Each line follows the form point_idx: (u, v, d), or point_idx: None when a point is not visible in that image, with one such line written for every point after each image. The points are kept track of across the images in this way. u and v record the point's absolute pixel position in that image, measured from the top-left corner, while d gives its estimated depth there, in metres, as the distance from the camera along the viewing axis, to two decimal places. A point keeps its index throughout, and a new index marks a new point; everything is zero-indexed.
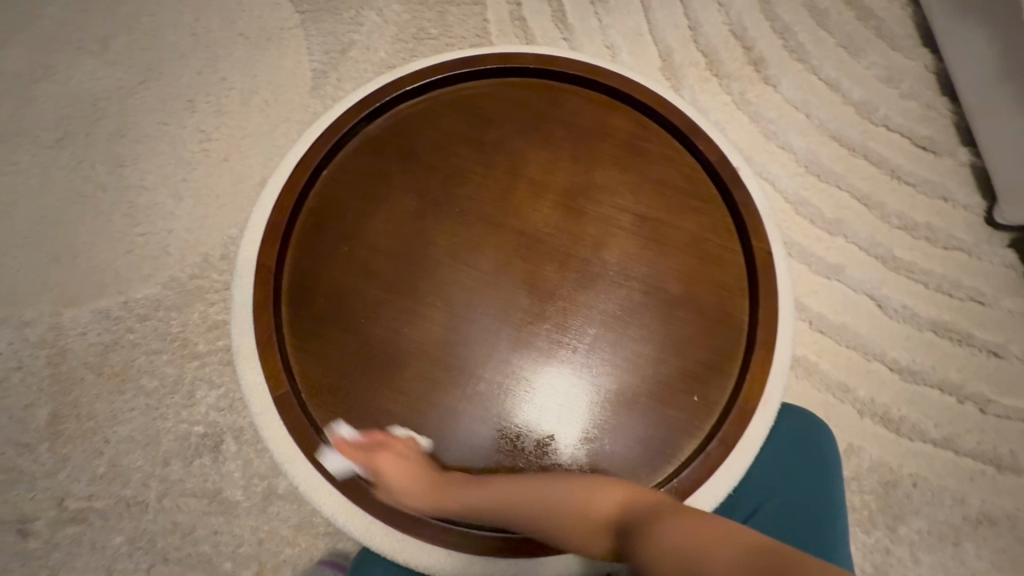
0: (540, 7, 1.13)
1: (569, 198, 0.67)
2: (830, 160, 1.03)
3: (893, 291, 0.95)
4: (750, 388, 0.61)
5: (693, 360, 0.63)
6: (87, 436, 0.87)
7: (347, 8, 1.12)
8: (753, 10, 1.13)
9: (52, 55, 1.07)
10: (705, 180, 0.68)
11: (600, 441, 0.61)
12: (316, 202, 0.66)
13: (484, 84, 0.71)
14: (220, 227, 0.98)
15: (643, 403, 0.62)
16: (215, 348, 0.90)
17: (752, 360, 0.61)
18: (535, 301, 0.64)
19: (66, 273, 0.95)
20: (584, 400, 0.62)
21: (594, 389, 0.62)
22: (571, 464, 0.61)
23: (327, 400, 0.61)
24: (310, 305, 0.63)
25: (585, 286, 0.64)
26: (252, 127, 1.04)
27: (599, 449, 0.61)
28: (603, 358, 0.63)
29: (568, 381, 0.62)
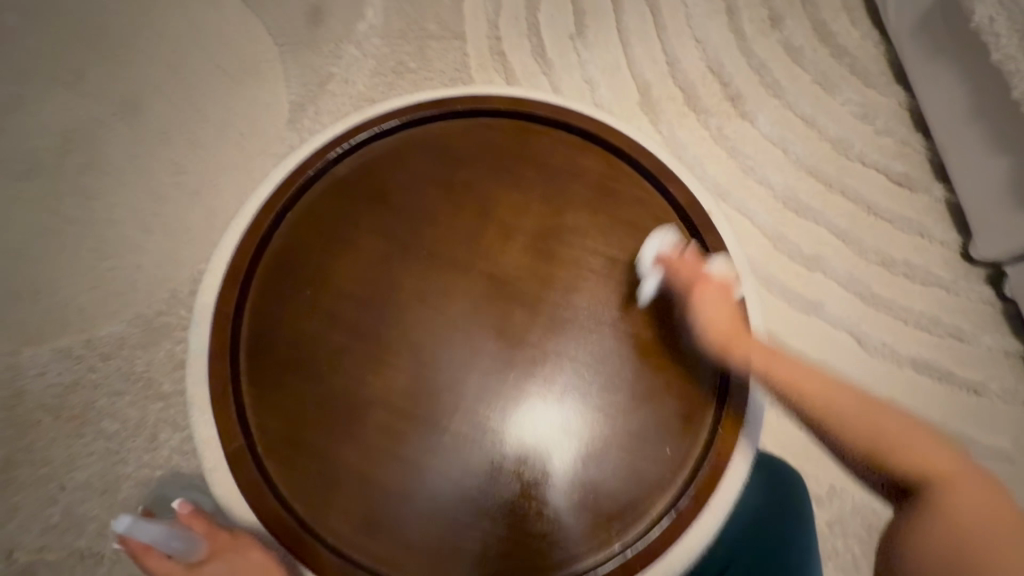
0: (520, 42, 1.15)
1: (540, 240, 0.66)
2: (807, 195, 1.03)
3: (873, 328, 0.95)
4: (723, 441, 0.59)
5: (667, 405, 0.61)
6: (41, 483, 0.83)
7: (328, 42, 1.13)
8: (729, 47, 1.15)
9: (24, 85, 1.06)
10: (678, 224, 0.67)
11: (571, 494, 0.58)
12: (280, 244, 0.64)
13: (455, 124, 0.71)
14: (191, 262, 0.96)
15: (619, 448, 0.60)
16: (181, 388, 0.88)
17: (724, 410, 0.61)
18: (503, 345, 0.62)
19: (27, 309, 0.92)
20: (559, 445, 0.60)
21: (566, 438, 0.60)
22: (541, 521, 0.58)
23: (283, 453, 0.58)
24: (270, 351, 0.61)
25: (557, 328, 0.63)
26: (228, 160, 1.04)
27: (573, 498, 0.58)
28: (577, 399, 0.61)
29: (538, 429, 0.60)
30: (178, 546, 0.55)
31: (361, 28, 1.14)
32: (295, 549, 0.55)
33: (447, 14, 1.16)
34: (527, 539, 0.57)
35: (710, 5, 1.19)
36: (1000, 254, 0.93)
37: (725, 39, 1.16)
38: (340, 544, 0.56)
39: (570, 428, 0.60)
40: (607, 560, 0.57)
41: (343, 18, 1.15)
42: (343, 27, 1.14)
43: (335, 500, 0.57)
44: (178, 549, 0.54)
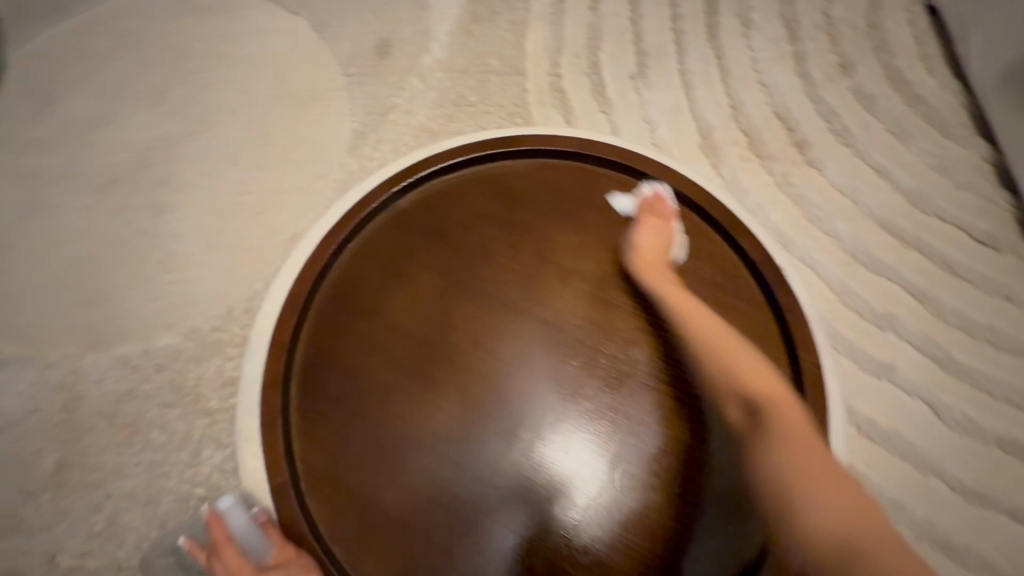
0: (580, 79, 1.15)
1: (547, 243, 0.66)
2: (879, 249, 0.98)
3: (951, 398, 0.87)
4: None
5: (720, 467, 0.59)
6: (89, 489, 0.84)
7: (392, 73, 1.16)
8: (796, 92, 1.12)
9: (111, 104, 1.13)
10: (747, 287, 0.65)
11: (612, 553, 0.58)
12: (338, 278, 0.64)
13: (518, 163, 0.70)
14: (248, 280, 0.98)
15: (643, 467, 0.60)
16: (227, 406, 0.89)
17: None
18: (533, 372, 0.62)
19: (94, 316, 0.96)
20: (597, 497, 0.60)
21: (606, 491, 0.60)
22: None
23: (328, 492, 0.57)
24: (321, 385, 0.60)
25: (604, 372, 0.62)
26: (290, 182, 1.07)
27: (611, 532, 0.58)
28: (621, 431, 0.61)
29: (573, 475, 0.60)
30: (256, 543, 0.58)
31: (426, 62, 1.17)
32: None
33: (509, 51, 1.18)
34: None
35: (776, 49, 1.17)
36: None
37: (792, 83, 1.13)
38: None
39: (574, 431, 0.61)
40: None
41: (409, 52, 1.18)
42: (408, 60, 1.18)
43: (375, 547, 0.56)
44: (256, 545, 0.57)
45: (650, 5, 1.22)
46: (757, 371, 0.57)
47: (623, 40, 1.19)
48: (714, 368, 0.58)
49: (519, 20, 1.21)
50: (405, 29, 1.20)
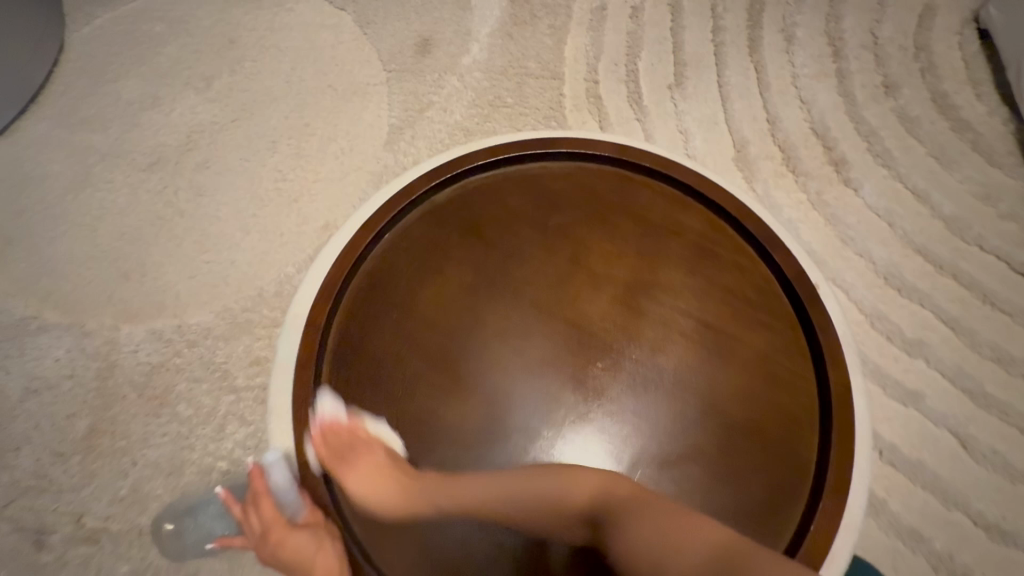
0: (617, 87, 1.16)
1: (427, 280, 0.65)
2: (913, 274, 0.96)
3: (981, 432, 0.85)
4: (812, 545, 0.56)
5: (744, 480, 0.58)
6: (117, 455, 0.87)
7: (432, 71, 1.18)
8: (837, 111, 1.11)
9: (161, 87, 1.17)
10: (783, 300, 0.64)
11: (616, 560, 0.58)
12: (374, 264, 0.66)
13: (556, 165, 0.71)
14: (280, 264, 1.01)
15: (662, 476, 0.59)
16: (252, 384, 0.91)
17: (820, 509, 0.56)
18: (469, 431, 0.60)
19: (132, 289, 0.99)
20: None
21: None
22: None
23: (352, 474, 0.58)
24: (351, 370, 0.62)
25: (618, 373, 0.62)
26: (326, 172, 1.10)
27: None
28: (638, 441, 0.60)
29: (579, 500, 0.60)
30: (290, 500, 0.63)
31: (465, 62, 1.19)
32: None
33: (548, 55, 1.19)
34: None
35: (819, 66, 1.16)
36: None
37: (832, 101, 1.12)
38: None
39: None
40: None
41: (450, 51, 1.20)
42: (448, 59, 1.19)
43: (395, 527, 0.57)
44: (290, 502, 0.63)
45: (692, 17, 1.21)
46: (566, 480, 0.56)
47: (663, 50, 1.19)
48: (533, 507, 0.56)
49: (559, 25, 1.22)
50: (447, 28, 1.22)
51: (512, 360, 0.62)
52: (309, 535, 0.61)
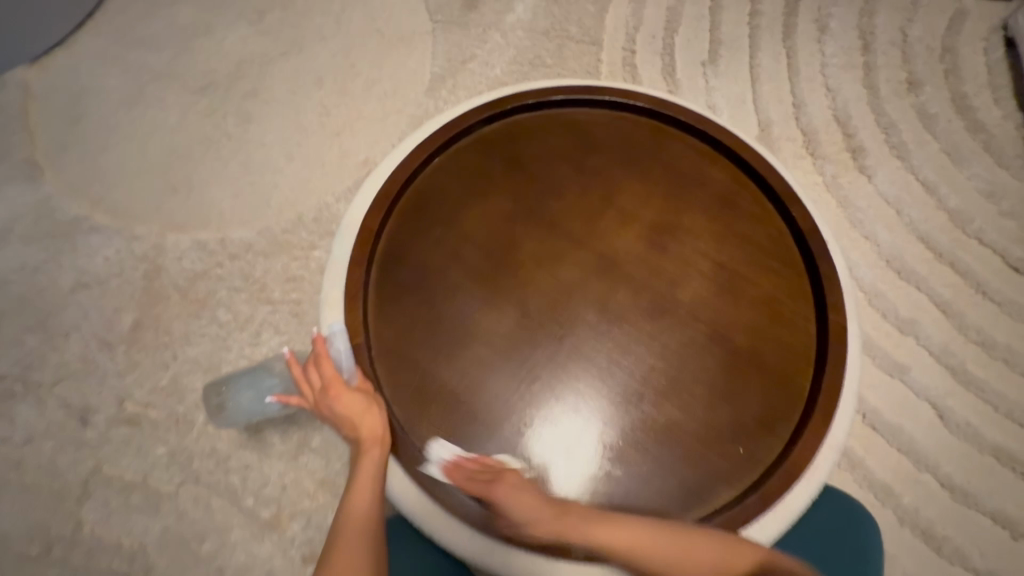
0: (653, 59, 1.21)
1: (473, 202, 0.71)
2: (913, 258, 1.02)
3: (958, 405, 0.92)
4: (799, 453, 0.63)
5: (742, 399, 0.65)
6: (160, 348, 0.94)
7: (477, 25, 1.23)
8: (859, 102, 1.17)
9: (215, 15, 1.22)
10: (795, 251, 0.70)
11: (616, 464, 0.64)
12: (423, 185, 0.72)
13: (597, 112, 0.77)
14: (319, 192, 1.07)
15: (668, 394, 0.65)
16: (288, 298, 0.98)
17: (807, 426, 0.63)
18: (500, 336, 0.66)
19: (180, 202, 1.05)
20: (600, 423, 0.65)
21: (621, 413, 0.65)
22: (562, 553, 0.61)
23: (394, 362, 0.65)
24: (398, 273, 0.68)
25: (641, 302, 0.68)
26: (368, 111, 1.15)
27: (630, 446, 0.64)
28: (653, 363, 0.66)
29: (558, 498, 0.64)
30: (348, 366, 0.63)
31: (509, 20, 1.24)
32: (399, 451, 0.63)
33: (590, 21, 1.24)
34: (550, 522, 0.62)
35: (846, 59, 1.21)
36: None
37: (856, 93, 1.18)
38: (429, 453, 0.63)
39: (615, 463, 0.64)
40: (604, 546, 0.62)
41: (496, 7, 1.25)
42: (494, 15, 1.24)
43: (435, 410, 0.64)
44: (348, 367, 0.63)
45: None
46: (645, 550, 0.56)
47: (699, 28, 1.24)
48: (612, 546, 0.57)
49: None
50: None
51: (582, 283, 0.69)
52: (360, 398, 0.61)
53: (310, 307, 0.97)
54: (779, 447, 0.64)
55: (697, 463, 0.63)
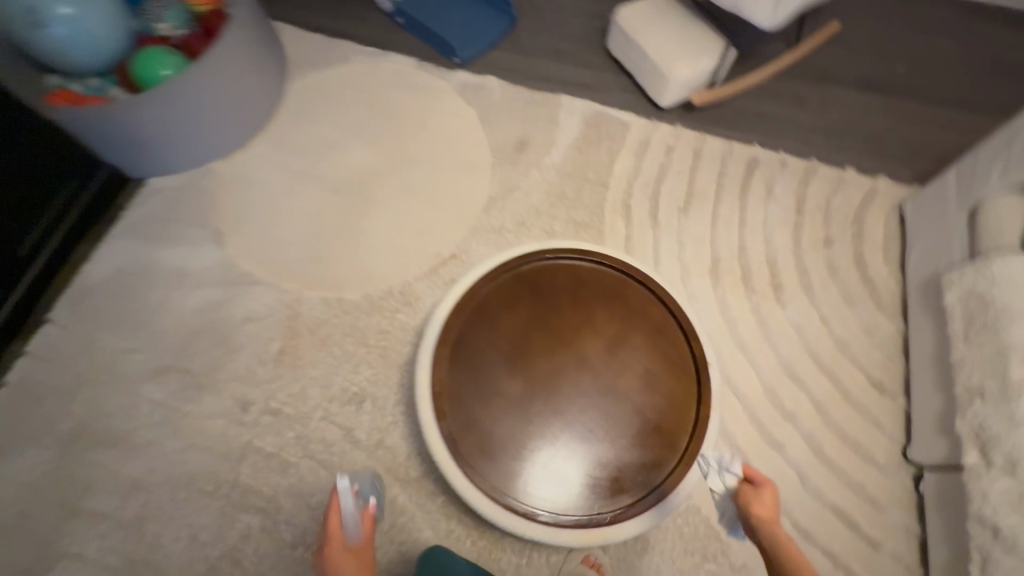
0: (643, 202, 1.72)
1: (510, 311, 1.20)
2: (802, 370, 1.49)
3: (814, 474, 1.38)
4: (672, 480, 1.12)
5: (647, 446, 1.13)
6: (294, 367, 1.44)
7: (524, 163, 1.76)
8: (786, 250, 1.66)
9: (346, 139, 1.79)
10: (692, 364, 1.20)
11: (574, 476, 1.12)
12: (482, 297, 1.20)
13: (590, 263, 1.26)
14: (404, 272, 1.58)
15: (608, 440, 1.13)
16: (378, 343, 1.48)
17: (678, 467, 1.13)
18: (517, 394, 1.14)
19: (313, 269, 1.58)
20: (569, 452, 1.13)
21: (580, 447, 1.13)
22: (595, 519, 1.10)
23: (454, 401, 1.13)
24: (462, 350, 1.16)
25: (599, 383, 1.16)
26: (443, 217, 1.67)
27: (582, 466, 1.12)
28: (602, 422, 1.14)
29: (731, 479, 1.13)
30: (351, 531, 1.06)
31: (547, 162, 1.76)
32: (451, 452, 1.10)
33: (603, 169, 1.76)
34: (536, 505, 1.10)
35: (783, 217, 1.70)
36: (933, 461, 1.32)
37: (786, 244, 1.67)
38: (468, 455, 1.11)
39: (570, 472, 1.12)
40: (561, 521, 1.10)
41: (539, 152, 1.78)
42: (537, 157, 1.77)
43: (473, 429, 1.12)
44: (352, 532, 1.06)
45: (705, 166, 1.78)
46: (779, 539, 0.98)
47: (680, 182, 1.75)
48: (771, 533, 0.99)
49: (615, 151, 1.79)
50: (539, 137, 1.80)
51: (568, 368, 1.16)
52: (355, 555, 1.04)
53: (392, 352, 1.47)
54: (663, 475, 1.12)
55: (617, 480, 1.12)
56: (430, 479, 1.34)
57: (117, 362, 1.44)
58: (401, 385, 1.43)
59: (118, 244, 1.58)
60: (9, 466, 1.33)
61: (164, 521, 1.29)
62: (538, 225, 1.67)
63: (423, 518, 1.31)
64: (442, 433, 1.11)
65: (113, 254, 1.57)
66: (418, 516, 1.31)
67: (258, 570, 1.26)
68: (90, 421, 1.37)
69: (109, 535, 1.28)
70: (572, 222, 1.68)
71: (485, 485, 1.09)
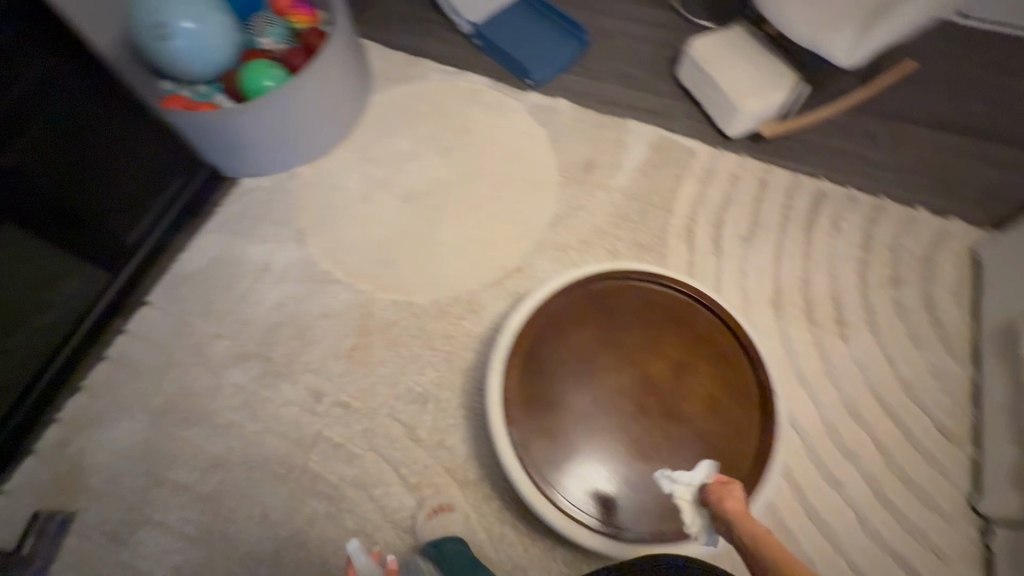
0: (706, 229, 1.74)
1: (580, 327, 1.25)
2: (864, 409, 1.48)
3: (874, 516, 1.37)
4: None
5: None
6: (364, 364, 1.53)
7: (589, 184, 1.81)
8: (852, 287, 1.65)
9: (422, 150, 1.88)
10: (758, 392, 1.21)
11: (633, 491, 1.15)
12: (554, 312, 1.26)
13: (659, 287, 1.30)
14: (471, 280, 1.65)
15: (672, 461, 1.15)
16: (444, 347, 1.54)
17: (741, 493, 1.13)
18: (583, 408, 1.18)
19: (386, 272, 1.67)
20: (625, 467, 1.15)
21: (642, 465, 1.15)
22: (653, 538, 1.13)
23: (523, 409, 1.18)
24: (532, 362, 1.21)
25: (664, 404, 1.19)
26: (509, 230, 1.74)
27: (642, 483, 1.15)
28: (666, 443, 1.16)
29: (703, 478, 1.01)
30: None
31: (613, 184, 1.81)
32: (518, 459, 1.14)
33: (668, 194, 1.79)
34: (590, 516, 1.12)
35: (850, 253, 1.70)
36: (1006, 515, 1.29)
37: (851, 280, 1.66)
38: (534, 463, 1.15)
39: (630, 488, 1.15)
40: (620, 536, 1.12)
41: (605, 173, 1.83)
42: (603, 179, 1.82)
43: (539, 438, 1.16)
44: None
45: (771, 197, 1.79)
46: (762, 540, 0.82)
47: (744, 211, 1.77)
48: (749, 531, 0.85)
49: (680, 177, 1.82)
50: (606, 159, 1.85)
51: (634, 386, 1.20)
52: None
53: (456, 357, 1.53)
54: None
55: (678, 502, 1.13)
56: (487, 483, 1.39)
57: (205, 346, 1.55)
58: (464, 389, 1.49)
59: (212, 237, 1.71)
60: (105, 434, 1.45)
61: (239, 498, 1.38)
62: (602, 244, 1.72)
63: (479, 520, 1.36)
64: (510, 439, 1.16)
65: (206, 245, 1.70)
66: (474, 517, 1.36)
67: (322, 554, 1.33)
68: (178, 399, 1.49)
69: (189, 507, 1.37)
70: (634, 243, 1.72)
71: (549, 493, 1.13)
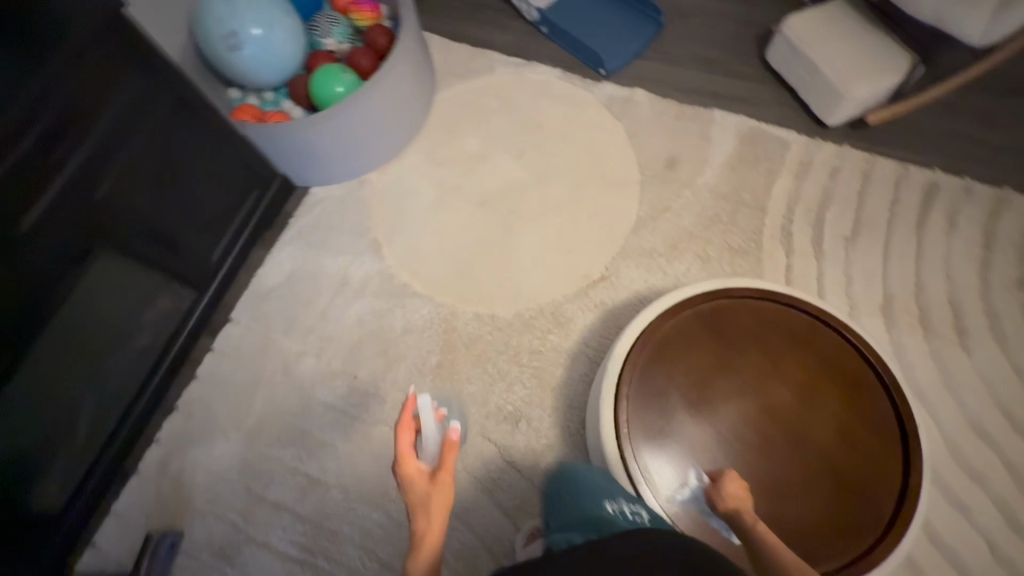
0: (805, 229, 1.61)
1: (693, 351, 1.17)
2: (992, 428, 1.37)
3: (1007, 545, 1.27)
4: (881, 548, 1.02)
5: (847, 506, 1.06)
6: (450, 381, 1.49)
7: (673, 182, 1.70)
8: (974, 291, 1.51)
9: (494, 150, 1.80)
10: (895, 420, 1.11)
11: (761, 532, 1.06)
12: (663, 336, 1.18)
13: (775, 305, 1.20)
14: (554, 290, 1.58)
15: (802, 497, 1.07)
16: (531, 363, 1.49)
17: (888, 533, 1.03)
18: (702, 440, 1.11)
19: (465, 283, 1.61)
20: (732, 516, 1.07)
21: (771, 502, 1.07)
22: None
23: (637, 441, 1.12)
24: (644, 390, 1.15)
25: (790, 435, 1.11)
26: (591, 235, 1.65)
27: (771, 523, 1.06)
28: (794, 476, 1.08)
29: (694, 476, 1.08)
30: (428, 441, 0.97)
31: (699, 182, 1.69)
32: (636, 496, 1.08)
33: (761, 191, 1.67)
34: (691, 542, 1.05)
35: (970, 252, 1.55)
36: None
37: (972, 283, 1.51)
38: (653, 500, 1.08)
39: None
40: None
41: (690, 171, 1.71)
42: (688, 176, 1.70)
43: (656, 471, 1.10)
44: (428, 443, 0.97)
45: (876, 190, 1.64)
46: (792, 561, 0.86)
47: (847, 208, 1.62)
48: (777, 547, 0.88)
49: (774, 171, 1.69)
50: (690, 154, 1.73)
51: (755, 415, 1.12)
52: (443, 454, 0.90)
53: (544, 374, 1.48)
54: (868, 541, 1.03)
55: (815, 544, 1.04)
56: None
57: (290, 364, 1.54)
58: (555, 408, 1.44)
59: (287, 250, 1.69)
60: (203, 454, 1.47)
61: (338, 519, 1.39)
62: (691, 249, 1.62)
63: None
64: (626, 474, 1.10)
65: (283, 259, 1.68)
66: None
67: None
68: (269, 418, 1.49)
69: (290, 528, 1.39)
70: (726, 247, 1.61)
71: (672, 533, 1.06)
